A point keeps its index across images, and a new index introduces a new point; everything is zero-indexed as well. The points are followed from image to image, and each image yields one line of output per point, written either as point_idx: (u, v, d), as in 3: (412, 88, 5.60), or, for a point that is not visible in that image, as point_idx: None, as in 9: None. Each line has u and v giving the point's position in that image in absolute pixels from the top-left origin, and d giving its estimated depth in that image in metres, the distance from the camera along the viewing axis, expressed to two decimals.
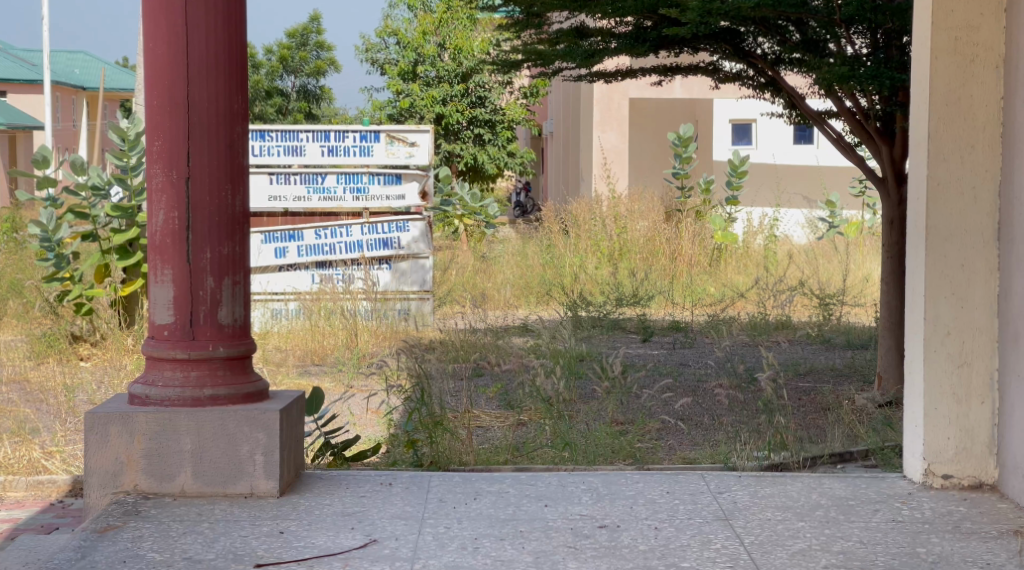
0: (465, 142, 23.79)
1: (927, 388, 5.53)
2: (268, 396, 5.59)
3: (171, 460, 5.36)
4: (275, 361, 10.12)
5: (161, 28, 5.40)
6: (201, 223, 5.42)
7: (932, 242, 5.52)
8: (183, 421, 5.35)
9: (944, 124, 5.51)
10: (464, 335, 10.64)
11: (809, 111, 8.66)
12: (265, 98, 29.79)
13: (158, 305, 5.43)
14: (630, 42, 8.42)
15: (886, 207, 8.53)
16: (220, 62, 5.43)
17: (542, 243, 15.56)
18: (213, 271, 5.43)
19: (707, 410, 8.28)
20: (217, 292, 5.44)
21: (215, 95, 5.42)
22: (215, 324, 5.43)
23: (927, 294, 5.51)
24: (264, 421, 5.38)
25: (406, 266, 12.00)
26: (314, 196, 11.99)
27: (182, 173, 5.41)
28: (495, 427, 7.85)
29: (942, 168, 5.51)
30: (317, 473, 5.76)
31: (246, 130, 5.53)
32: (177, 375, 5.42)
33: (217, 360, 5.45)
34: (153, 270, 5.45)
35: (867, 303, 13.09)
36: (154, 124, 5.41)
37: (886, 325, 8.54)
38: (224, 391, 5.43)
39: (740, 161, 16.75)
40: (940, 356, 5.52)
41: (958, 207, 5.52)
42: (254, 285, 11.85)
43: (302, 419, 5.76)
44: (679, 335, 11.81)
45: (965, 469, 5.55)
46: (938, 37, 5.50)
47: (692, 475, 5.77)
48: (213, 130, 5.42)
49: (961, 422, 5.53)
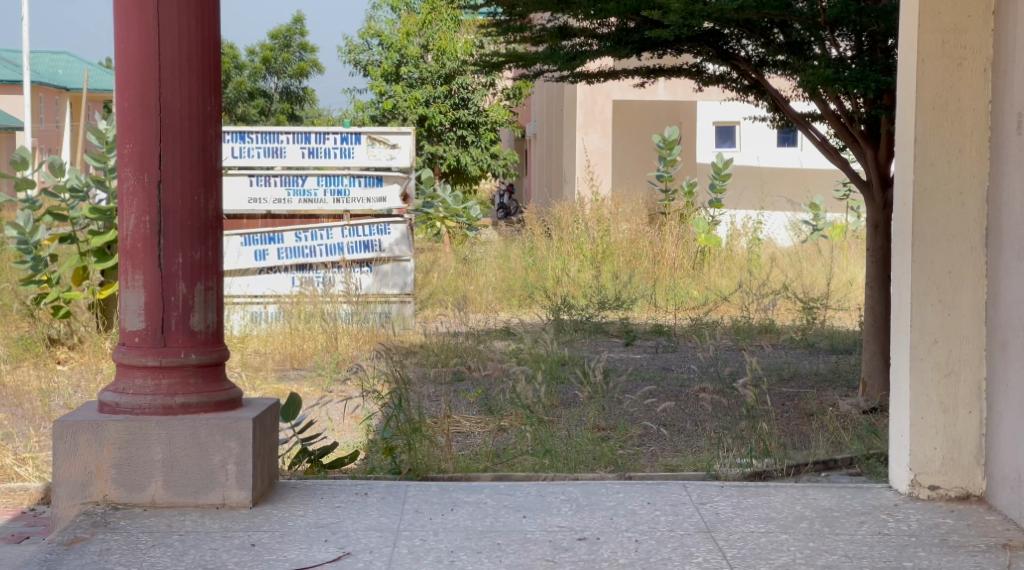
0: (448, 144, 23.71)
1: (913, 397, 5.46)
2: (241, 404, 5.48)
3: (141, 470, 5.25)
4: (254, 365, 10.02)
5: (132, 28, 5.29)
6: (172, 227, 5.31)
7: (919, 248, 5.44)
8: (153, 430, 5.24)
9: (931, 128, 5.44)
10: (446, 340, 10.57)
11: (793, 114, 8.60)
12: (248, 99, 29.61)
13: (129, 311, 5.32)
14: (612, 45, 8.32)
15: (869, 211, 8.49)
16: (193, 64, 5.32)
17: (525, 246, 15.50)
18: (186, 276, 5.32)
19: (689, 416, 8.22)
20: (190, 298, 5.33)
21: (188, 97, 5.31)
22: (187, 330, 5.33)
23: (913, 301, 5.44)
24: (236, 430, 5.27)
25: (389, 268, 11.89)
26: (294, 198, 11.88)
27: (153, 176, 5.30)
28: (476, 434, 7.76)
29: (929, 172, 5.44)
30: (292, 482, 5.66)
31: (219, 132, 5.43)
32: (148, 383, 5.31)
33: (188, 367, 5.34)
34: (124, 276, 5.34)
35: (851, 307, 13.06)
36: (125, 127, 5.31)
37: (871, 330, 8.49)
38: (196, 399, 5.32)
39: (724, 164, 16.66)
40: (925, 365, 5.45)
41: (945, 213, 5.44)
42: (232, 288, 11.68)
43: (276, 427, 5.65)
44: (662, 340, 11.77)
45: (952, 480, 5.48)
46: (926, 39, 5.42)
47: (674, 485, 5.69)
48: (185, 132, 5.31)
49: (948, 432, 5.46)
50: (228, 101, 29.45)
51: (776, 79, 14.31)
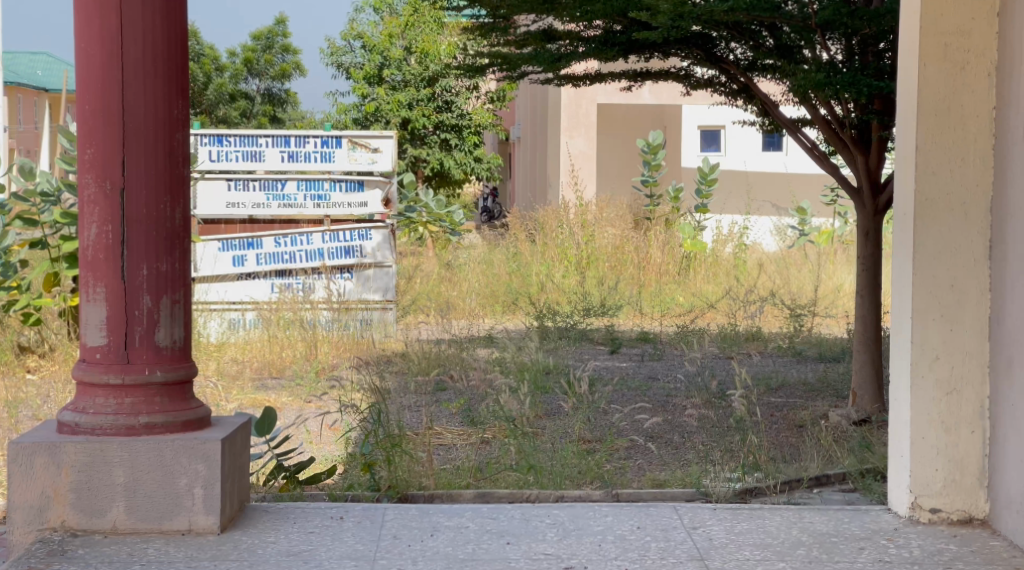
0: (431, 147, 23.48)
1: (913, 415, 5.26)
2: (209, 424, 5.26)
3: (102, 494, 5.03)
4: (231, 374, 9.80)
5: (93, 28, 5.06)
6: (137, 238, 5.09)
7: (920, 261, 5.25)
8: (115, 453, 5.02)
9: (932, 134, 5.25)
10: (427, 349, 10.38)
11: (783, 120, 8.41)
12: (229, 102, 29.22)
13: (90, 326, 5.09)
14: (598, 47, 8.12)
15: (859, 218, 8.32)
16: (159, 65, 5.10)
17: (508, 252, 15.28)
18: (150, 289, 5.10)
19: (677, 429, 8.04)
20: (155, 312, 5.10)
21: (154, 101, 5.09)
22: (152, 346, 5.10)
23: (915, 316, 5.25)
24: (204, 452, 5.05)
25: (371, 272, 11.71)
26: (274, 203, 11.63)
27: (116, 184, 5.08)
28: (459, 446, 7.55)
29: (930, 182, 5.25)
30: (264, 506, 5.44)
31: (187, 137, 5.21)
32: (110, 402, 5.08)
33: (153, 386, 5.11)
34: (85, 289, 5.11)
35: (839, 313, 12.91)
36: (86, 131, 5.08)
37: (860, 339, 8.31)
38: (161, 419, 5.09)
39: (711, 168, 16.46)
40: (927, 382, 5.26)
41: (948, 224, 5.26)
42: (209, 294, 11.47)
43: (247, 446, 5.43)
44: (648, 348, 11.61)
45: (954, 503, 5.29)
46: (927, 42, 5.23)
47: (664, 507, 5.49)
48: (150, 138, 5.09)
49: (950, 453, 5.27)
50: (208, 103, 29.08)
51: (763, 83, 14.15)
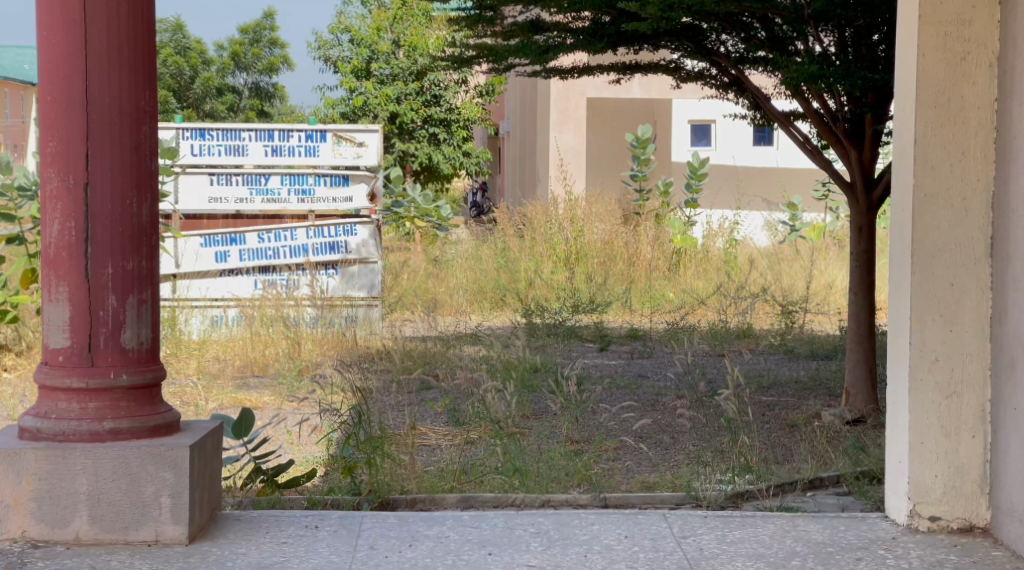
0: (420, 142, 23.24)
1: (912, 419, 5.10)
2: (179, 428, 5.08)
3: (64, 503, 4.86)
4: (212, 373, 9.62)
5: (55, 16, 4.87)
6: (101, 235, 4.90)
7: (917, 259, 5.09)
8: (77, 460, 4.84)
9: (931, 127, 5.09)
10: (412, 349, 10.21)
11: (775, 112, 8.23)
12: (216, 96, 28.91)
13: (53, 327, 4.90)
14: (586, 39, 7.94)
15: (852, 213, 8.17)
16: (124, 54, 4.92)
17: (496, 247, 15.09)
18: (116, 289, 4.91)
19: (666, 430, 7.87)
20: (120, 313, 4.92)
21: (119, 91, 4.91)
22: (118, 348, 4.92)
23: (913, 316, 5.09)
24: (171, 459, 4.87)
25: (355, 269, 11.49)
26: (257, 197, 11.44)
27: (79, 179, 4.89)
28: (443, 448, 7.38)
29: (929, 177, 5.09)
30: (236, 514, 5.26)
31: (154, 129, 5.03)
32: (73, 407, 4.91)
33: (119, 390, 4.93)
34: (47, 288, 4.93)
35: (830, 310, 12.76)
36: (48, 124, 4.89)
37: (853, 337, 8.16)
38: (126, 425, 4.91)
39: (700, 163, 16.29)
40: (926, 386, 5.10)
41: (947, 221, 5.09)
42: (191, 291, 11.20)
43: (220, 451, 5.26)
44: (637, 345, 11.45)
45: (954, 511, 5.13)
46: (926, 32, 5.06)
47: (653, 515, 5.33)
48: (115, 130, 4.91)
49: (949, 459, 5.11)
50: (195, 98, 28.77)
51: (755, 77, 14.00)
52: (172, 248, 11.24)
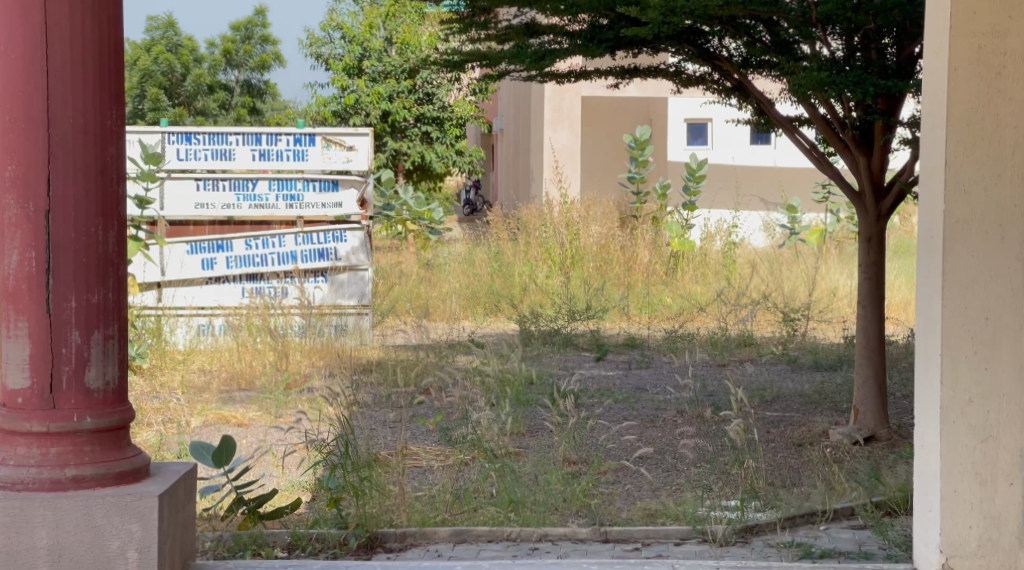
0: (412, 140, 22.89)
1: (945, 465, 4.84)
2: (148, 474, 4.68)
3: (22, 559, 4.48)
4: (197, 387, 9.31)
5: (14, 29, 4.47)
6: (64, 266, 4.49)
7: (950, 291, 4.80)
8: (37, 511, 4.46)
9: (964, 147, 4.80)
10: (405, 361, 9.94)
11: (780, 119, 7.95)
12: (207, 93, 28.47)
13: (12, 366, 4.50)
14: (583, 44, 7.60)
15: (861, 223, 7.89)
16: (89, 69, 4.51)
17: (490, 251, 14.78)
18: (80, 324, 4.50)
19: (668, 449, 7.57)
20: (85, 350, 4.51)
21: (84, 109, 4.50)
22: (82, 389, 4.51)
23: (946, 353, 4.80)
24: (139, 510, 4.50)
25: (344, 277, 11.18)
26: (244, 204, 11.10)
27: (40, 205, 4.48)
28: (434, 470, 7.08)
29: (961, 202, 4.80)
30: (211, 563, 4.94)
31: (122, 150, 4.62)
32: (33, 452, 4.49)
33: (83, 433, 4.52)
34: (6, 323, 4.52)
35: (833, 316, 12.50)
36: (6, 145, 4.49)
37: (862, 350, 7.87)
38: (90, 471, 4.51)
39: (698, 165, 15.91)
40: (958, 428, 4.83)
41: (981, 250, 4.80)
42: (175, 299, 10.87)
43: (192, 497, 4.89)
44: (636, 354, 11.17)
45: (989, 565, 4.85)
46: (959, 44, 4.76)
47: (660, 563, 5.01)
48: (79, 151, 4.50)
49: (985, 508, 4.84)
50: (186, 95, 28.36)
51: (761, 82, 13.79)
52: (157, 255, 10.90)
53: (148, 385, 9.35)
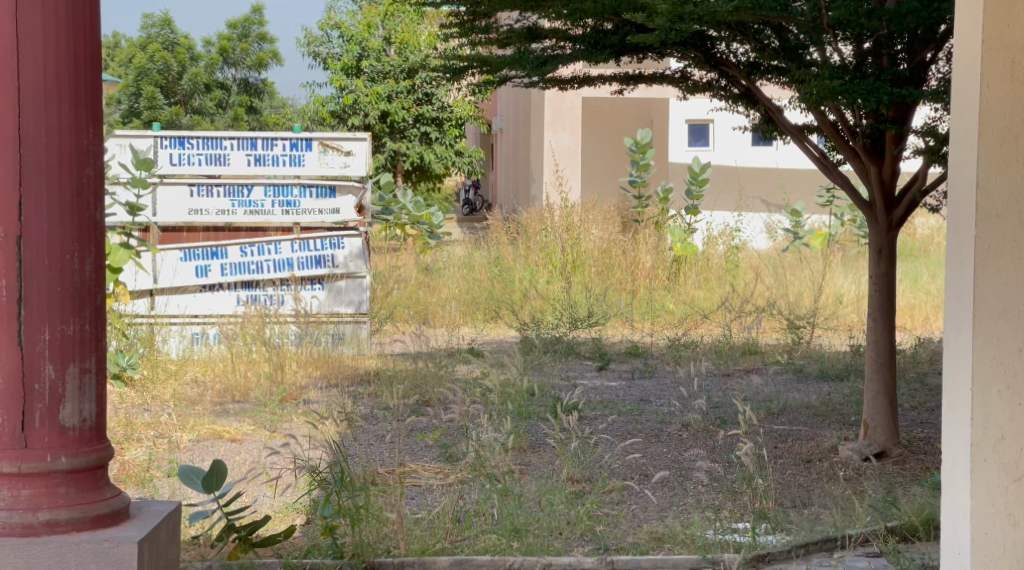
0: (411, 140, 22.64)
1: (975, 505, 4.70)
2: (127, 516, 4.47)
3: None
4: (190, 400, 9.10)
5: None
6: (37, 296, 4.27)
7: (982, 320, 4.65)
8: (9, 558, 4.25)
9: (997, 168, 4.63)
10: (403, 372, 9.74)
11: (788, 125, 7.72)
12: (204, 92, 28.16)
13: None
14: (586, 50, 7.37)
15: (871, 234, 7.67)
16: (63, 86, 4.28)
17: (490, 256, 14.55)
18: (54, 357, 4.27)
19: (674, 465, 7.37)
20: (60, 384, 4.28)
21: (58, 129, 4.28)
22: (56, 426, 4.27)
23: (976, 387, 4.66)
24: (117, 557, 4.31)
25: (343, 284, 10.98)
26: (239, 210, 10.88)
27: (12, 231, 4.25)
28: (434, 489, 6.86)
29: (994, 226, 4.63)
30: None
31: (99, 170, 4.39)
32: (5, 494, 4.26)
33: (57, 474, 4.28)
34: None
35: (840, 322, 12.30)
36: None
37: (872, 364, 7.65)
38: (65, 515, 4.29)
39: (702, 167, 15.56)
40: (990, 467, 4.67)
41: (1014, 277, 4.61)
42: (169, 308, 10.68)
43: (177, 537, 4.71)
44: (639, 363, 10.96)
45: None
46: (991, 60, 4.61)
47: None
48: (54, 173, 4.28)
49: (1020, 549, 4.67)
50: (183, 93, 28.10)
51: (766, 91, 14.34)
52: (150, 263, 10.71)
53: (140, 398, 9.14)
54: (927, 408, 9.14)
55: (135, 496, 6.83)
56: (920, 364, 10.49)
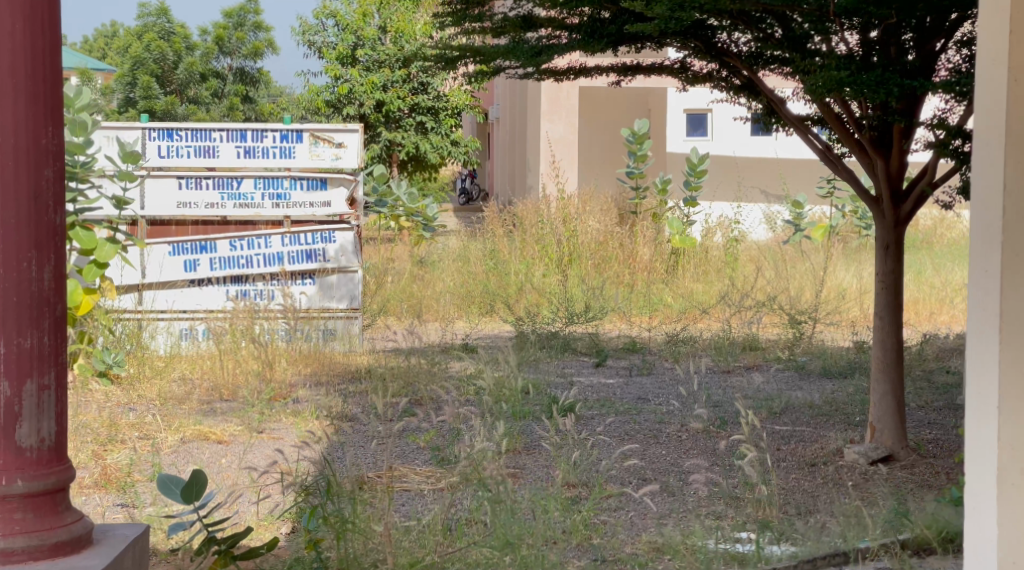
0: (407, 130, 22.34)
1: None
2: (89, 543, 4.31)
3: None
4: (176, 399, 8.85)
5: None
6: None
7: None
8: None
9: None
10: (395, 369, 9.50)
11: (791, 118, 7.48)
12: (199, 81, 27.84)
13: None
14: (584, 39, 7.11)
15: (877, 229, 7.43)
16: (19, 82, 4.09)
17: (486, 248, 14.29)
18: (10, 373, 4.09)
19: (674, 470, 7.13)
20: (17, 401, 4.09)
21: (15, 127, 4.09)
22: (12, 447, 4.09)
23: None
24: None
25: (334, 279, 10.71)
26: (228, 203, 10.62)
27: None
28: (425, 495, 6.62)
29: None
30: None
31: (60, 172, 4.20)
32: None
33: (14, 498, 4.09)
34: None
35: (842, 317, 12.06)
36: None
37: (879, 365, 7.42)
38: (21, 543, 4.10)
39: (700, 158, 15.29)
40: None
41: None
42: (156, 303, 10.42)
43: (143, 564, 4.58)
44: (637, 360, 10.71)
45: None
46: None
47: None
48: (10, 175, 4.09)
49: None
50: (178, 83, 27.77)
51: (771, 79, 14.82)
52: (137, 257, 10.42)
53: (125, 397, 8.89)
54: (933, 407, 8.92)
55: (116, 503, 6.58)
56: (925, 361, 10.26)
